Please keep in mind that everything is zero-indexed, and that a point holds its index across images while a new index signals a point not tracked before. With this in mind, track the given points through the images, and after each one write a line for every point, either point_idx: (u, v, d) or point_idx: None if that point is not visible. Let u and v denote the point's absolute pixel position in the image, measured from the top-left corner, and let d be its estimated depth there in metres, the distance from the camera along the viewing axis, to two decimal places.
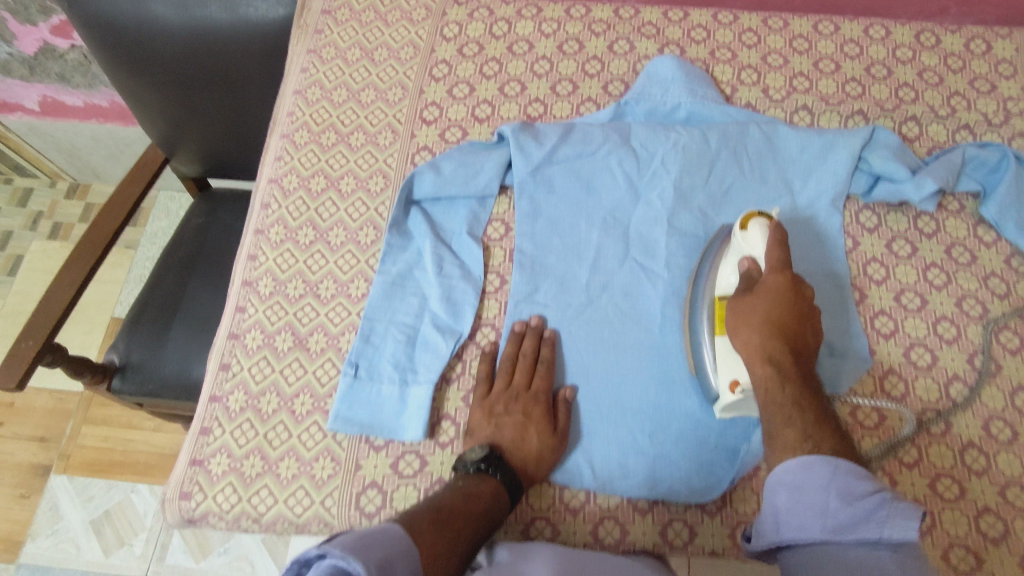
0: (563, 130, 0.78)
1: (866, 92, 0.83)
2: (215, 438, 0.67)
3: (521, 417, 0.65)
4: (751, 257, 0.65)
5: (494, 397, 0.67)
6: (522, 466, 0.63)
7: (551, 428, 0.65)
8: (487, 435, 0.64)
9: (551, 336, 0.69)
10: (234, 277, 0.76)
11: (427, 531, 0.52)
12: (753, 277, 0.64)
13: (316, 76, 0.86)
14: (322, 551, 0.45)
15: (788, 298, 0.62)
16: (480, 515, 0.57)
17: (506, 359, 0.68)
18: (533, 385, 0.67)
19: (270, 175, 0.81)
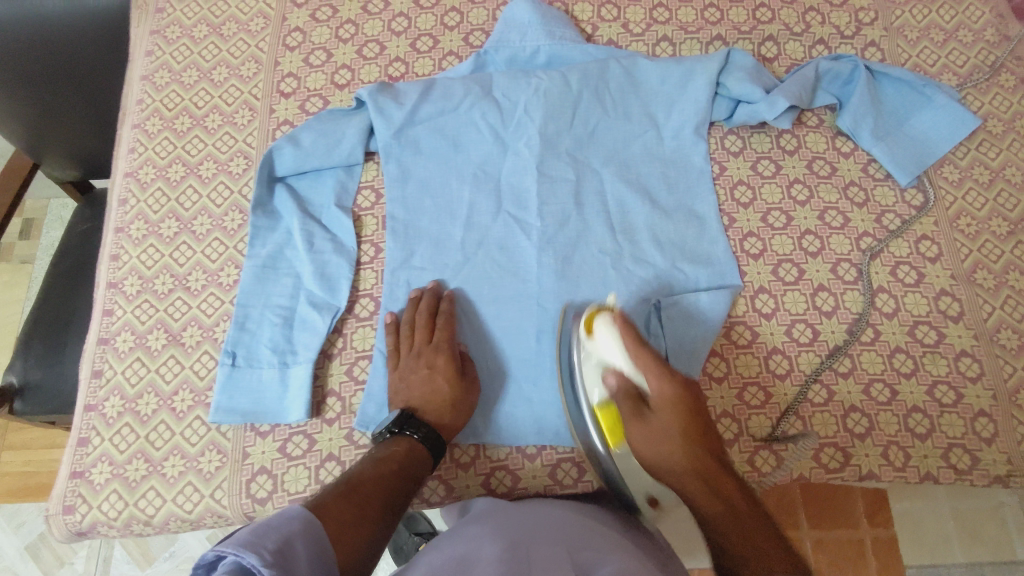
0: (423, 87, 0.76)
1: (725, 16, 0.83)
2: (94, 448, 0.65)
3: (427, 370, 0.64)
4: (614, 368, 0.61)
5: (403, 360, 0.66)
6: (438, 418, 0.63)
7: (458, 377, 0.65)
8: (403, 392, 0.64)
9: (449, 294, 0.69)
10: (98, 280, 0.72)
11: (333, 503, 0.51)
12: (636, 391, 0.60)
13: (162, 58, 0.81)
14: (218, 552, 0.42)
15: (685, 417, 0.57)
16: (395, 476, 0.56)
17: (406, 323, 0.67)
18: (435, 338, 0.66)
19: (124, 169, 0.77)
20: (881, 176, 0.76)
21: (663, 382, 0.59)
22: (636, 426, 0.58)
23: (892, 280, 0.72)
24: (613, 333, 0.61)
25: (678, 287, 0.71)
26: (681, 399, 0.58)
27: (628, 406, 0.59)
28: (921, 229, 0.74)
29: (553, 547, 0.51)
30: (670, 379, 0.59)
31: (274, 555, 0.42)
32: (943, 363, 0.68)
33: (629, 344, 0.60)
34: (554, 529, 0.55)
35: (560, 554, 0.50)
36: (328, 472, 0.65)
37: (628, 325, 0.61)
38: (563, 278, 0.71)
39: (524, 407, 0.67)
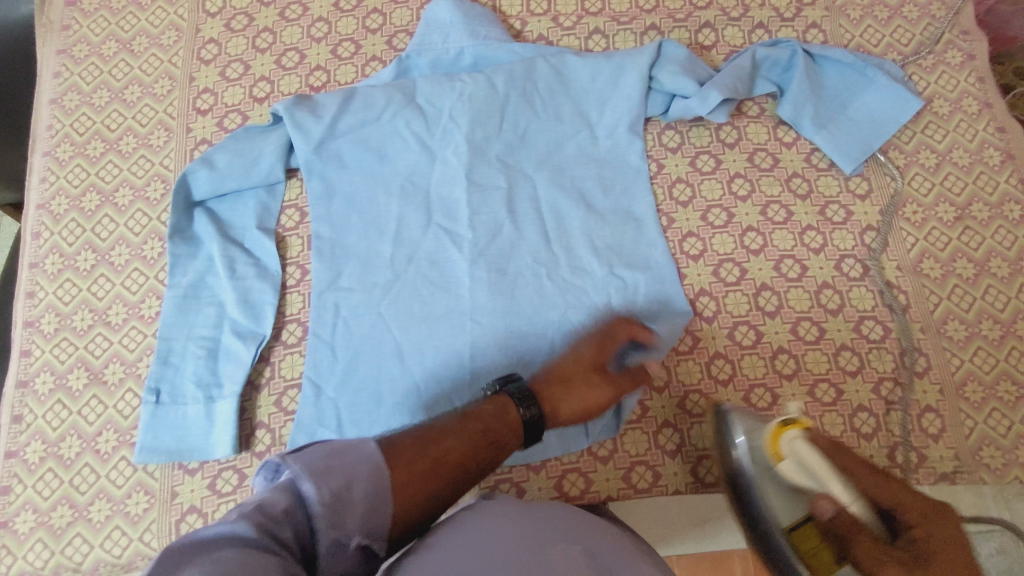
0: (342, 98, 0.73)
1: (659, 3, 0.80)
2: (17, 496, 0.63)
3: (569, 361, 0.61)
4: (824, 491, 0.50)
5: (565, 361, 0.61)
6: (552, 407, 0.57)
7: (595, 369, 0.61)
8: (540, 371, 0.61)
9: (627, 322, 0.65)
10: (16, 319, 0.70)
11: (409, 450, 0.43)
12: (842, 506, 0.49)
13: (71, 80, 0.78)
14: (283, 463, 0.39)
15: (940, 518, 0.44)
16: (478, 438, 0.47)
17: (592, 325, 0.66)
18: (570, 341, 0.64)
19: (37, 201, 0.74)
20: (824, 165, 0.74)
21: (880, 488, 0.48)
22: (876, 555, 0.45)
23: (837, 274, 0.69)
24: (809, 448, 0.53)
25: (616, 295, 0.68)
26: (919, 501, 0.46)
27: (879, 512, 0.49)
28: (866, 220, 0.71)
29: (570, 551, 0.42)
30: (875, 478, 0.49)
31: (331, 496, 0.38)
32: (889, 360, 0.66)
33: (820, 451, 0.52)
34: (568, 524, 0.46)
35: (578, 563, 0.41)
36: None
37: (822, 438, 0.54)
38: (497, 291, 0.69)
39: None
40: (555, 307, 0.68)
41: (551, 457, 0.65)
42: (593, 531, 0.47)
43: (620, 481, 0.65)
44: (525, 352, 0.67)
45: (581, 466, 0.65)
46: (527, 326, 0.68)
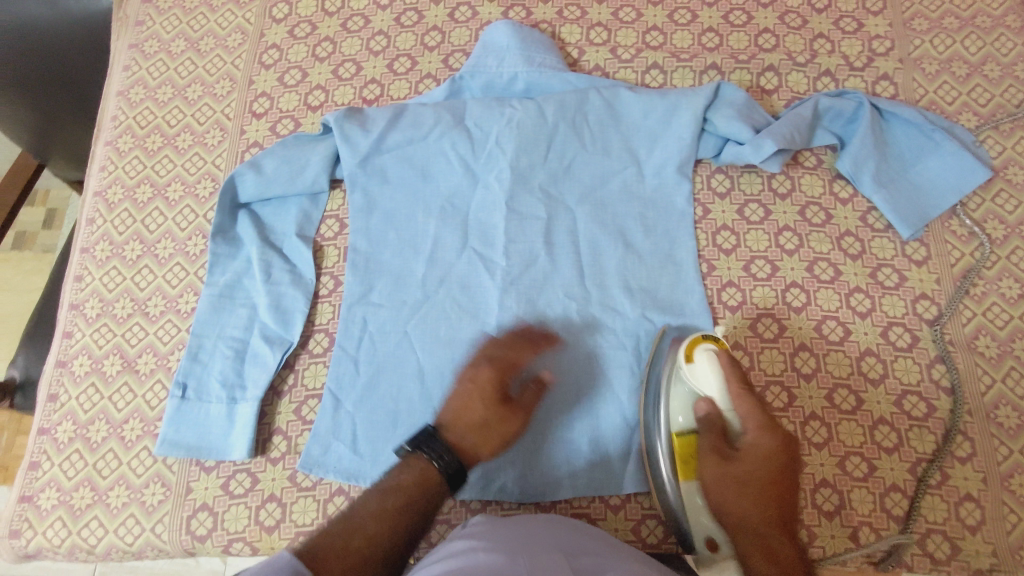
0: (392, 114, 0.73)
1: (723, 42, 0.77)
2: (44, 472, 0.66)
3: (468, 387, 0.62)
4: (706, 396, 0.59)
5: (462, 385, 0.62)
6: (458, 437, 0.59)
7: (497, 400, 0.61)
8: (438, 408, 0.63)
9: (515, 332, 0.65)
10: (63, 300, 0.73)
11: (333, 553, 0.50)
12: (716, 422, 0.58)
13: (139, 73, 0.81)
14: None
15: (774, 466, 0.55)
16: (400, 511, 0.54)
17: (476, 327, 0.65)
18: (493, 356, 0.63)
19: (95, 188, 0.77)
20: (881, 225, 0.70)
21: (757, 432, 0.56)
22: (713, 460, 0.57)
23: (882, 342, 0.66)
24: (714, 363, 0.59)
25: (645, 340, 0.67)
26: (776, 453, 0.55)
27: (712, 441, 0.57)
28: (920, 287, 0.68)
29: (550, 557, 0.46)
30: (752, 406, 0.57)
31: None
32: (931, 440, 0.62)
33: (727, 372, 0.59)
34: (547, 537, 0.50)
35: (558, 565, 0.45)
36: (267, 514, 0.63)
37: (733, 360, 0.60)
38: (524, 322, 0.68)
39: None
40: (582, 345, 0.67)
41: (562, 499, 0.64)
42: (557, 533, 0.51)
43: (630, 533, 0.62)
44: (547, 387, 0.66)
45: (591, 512, 0.63)
46: (552, 361, 0.66)
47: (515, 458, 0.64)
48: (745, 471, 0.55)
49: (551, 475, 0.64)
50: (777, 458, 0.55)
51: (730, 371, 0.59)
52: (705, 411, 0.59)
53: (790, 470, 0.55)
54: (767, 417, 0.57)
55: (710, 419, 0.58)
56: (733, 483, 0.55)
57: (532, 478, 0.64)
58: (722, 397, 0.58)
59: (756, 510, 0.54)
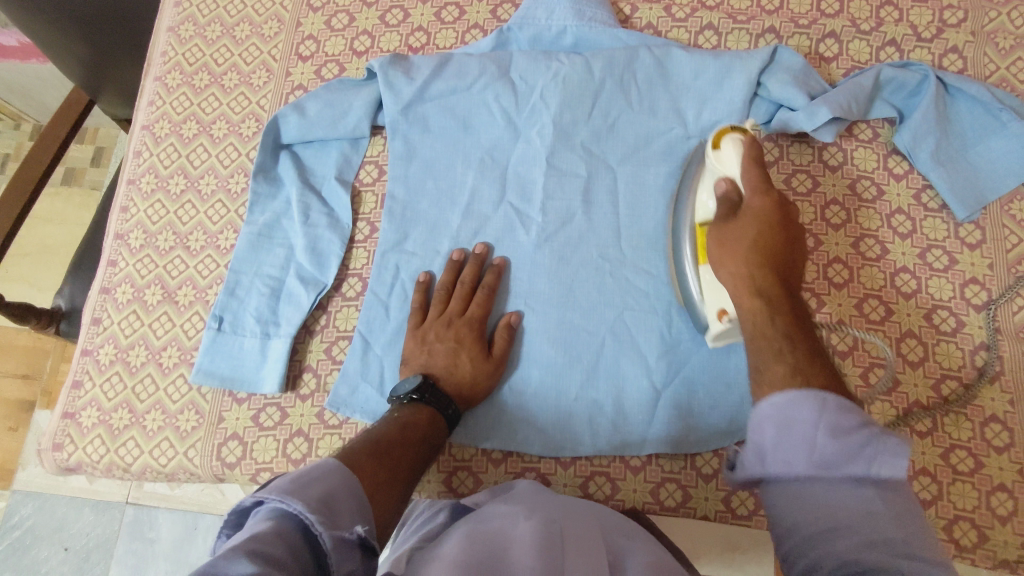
0: (437, 62, 0.72)
1: (783, 5, 0.74)
2: (86, 391, 0.68)
3: (453, 343, 0.64)
4: (727, 177, 0.59)
5: (428, 324, 0.65)
6: (457, 391, 0.62)
7: (482, 352, 0.64)
8: (420, 364, 0.63)
9: (498, 264, 0.68)
10: (109, 230, 0.75)
11: (366, 463, 0.50)
12: (731, 198, 0.58)
13: (189, 10, 0.82)
14: (260, 498, 0.41)
15: (770, 224, 0.55)
16: (421, 442, 0.56)
17: (441, 286, 0.67)
18: (468, 311, 0.65)
19: (143, 121, 0.79)
20: (935, 205, 0.67)
21: (751, 192, 0.57)
22: (718, 226, 0.58)
23: (925, 325, 0.64)
24: (738, 147, 0.59)
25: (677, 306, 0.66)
26: (770, 210, 0.56)
27: (722, 211, 0.58)
28: (970, 271, 0.65)
29: (588, 533, 0.48)
30: (763, 193, 0.56)
31: (317, 504, 0.41)
32: (968, 428, 0.61)
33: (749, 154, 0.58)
34: (587, 517, 0.52)
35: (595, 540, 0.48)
36: (295, 448, 0.65)
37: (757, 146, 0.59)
38: (557, 280, 0.68)
39: (496, 410, 0.65)
40: (613, 306, 0.66)
41: (582, 456, 0.64)
42: (583, 508, 0.54)
43: (649, 494, 0.63)
44: (574, 345, 0.66)
45: (610, 472, 0.64)
46: (581, 319, 0.66)
47: (538, 413, 0.65)
48: (757, 234, 0.55)
49: (573, 431, 0.64)
50: (775, 221, 0.55)
51: (751, 154, 0.58)
52: (723, 188, 0.59)
53: (788, 223, 0.56)
54: (767, 181, 0.57)
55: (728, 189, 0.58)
56: (736, 241, 0.56)
57: (554, 433, 0.64)
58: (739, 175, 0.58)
59: (752, 298, 0.53)
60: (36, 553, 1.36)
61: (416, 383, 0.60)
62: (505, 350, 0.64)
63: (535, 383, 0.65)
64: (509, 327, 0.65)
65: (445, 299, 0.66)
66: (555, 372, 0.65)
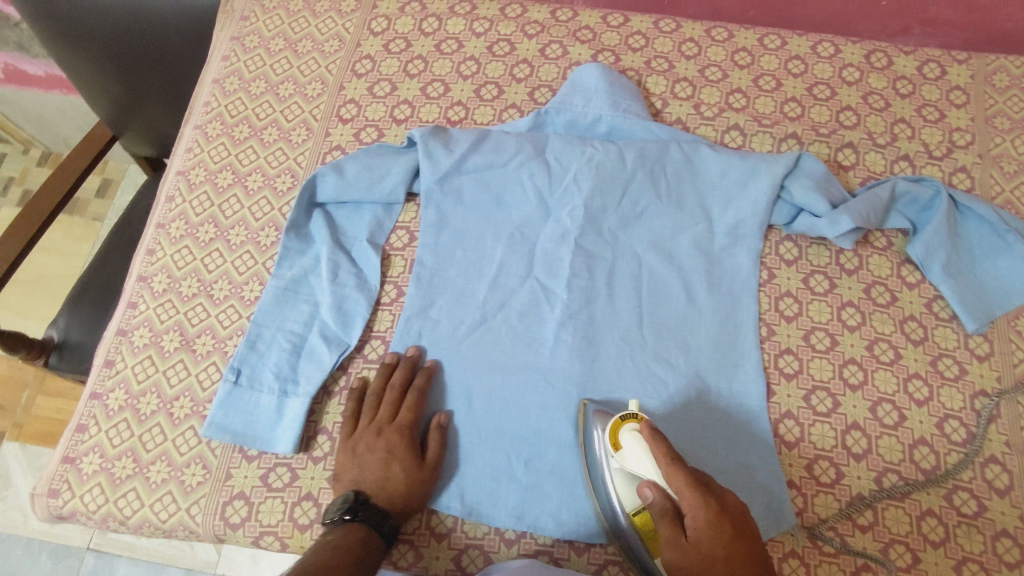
0: (475, 137, 0.75)
1: (805, 114, 0.79)
2: (90, 436, 0.67)
3: (383, 454, 0.62)
4: (651, 480, 0.53)
5: (358, 434, 0.64)
6: (391, 504, 0.60)
7: (417, 459, 0.62)
8: (352, 478, 0.61)
9: (431, 366, 0.68)
10: (132, 271, 0.75)
11: None
12: (665, 508, 0.51)
13: (236, 64, 0.83)
14: None
15: (724, 543, 0.48)
16: (354, 563, 0.54)
17: (372, 392, 0.66)
18: (398, 417, 0.64)
19: (179, 167, 0.79)
20: (946, 315, 0.70)
21: (693, 508, 0.49)
22: (670, 551, 0.49)
23: (936, 433, 0.65)
24: None
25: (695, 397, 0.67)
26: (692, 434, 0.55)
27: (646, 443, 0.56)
28: (979, 382, 0.67)
29: None
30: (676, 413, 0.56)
31: None
32: (979, 540, 0.61)
33: (658, 454, 0.53)
34: None
35: None
36: (302, 512, 0.63)
37: (656, 433, 0.54)
38: (579, 359, 0.69)
39: (508, 486, 0.64)
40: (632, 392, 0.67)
41: (597, 543, 0.62)
42: None
43: None
44: None
45: (625, 562, 0.62)
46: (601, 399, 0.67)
47: (551, 491, 0.63)
48: (715, 554, 0.48)
49: (588, 515, 0.62)
50: (728, 531, 0.48)
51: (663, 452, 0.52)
52: (643, 428, 0.56)
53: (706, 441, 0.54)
54: (694, 479, 0.50)
55: (659, 502, 0.51)
56: (676, 480, 0.53)
57: (567, 515, 0.63)
58: (664, 481, 0.52)
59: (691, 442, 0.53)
60: None
61: (342, 501, 0.58)
62: (439, 454, 0.63)
63: (552, 460, 0.64)
64: (440, 430, 0.64)
65: (375, 405, 0.65)
66: (573, 450, 0.65)
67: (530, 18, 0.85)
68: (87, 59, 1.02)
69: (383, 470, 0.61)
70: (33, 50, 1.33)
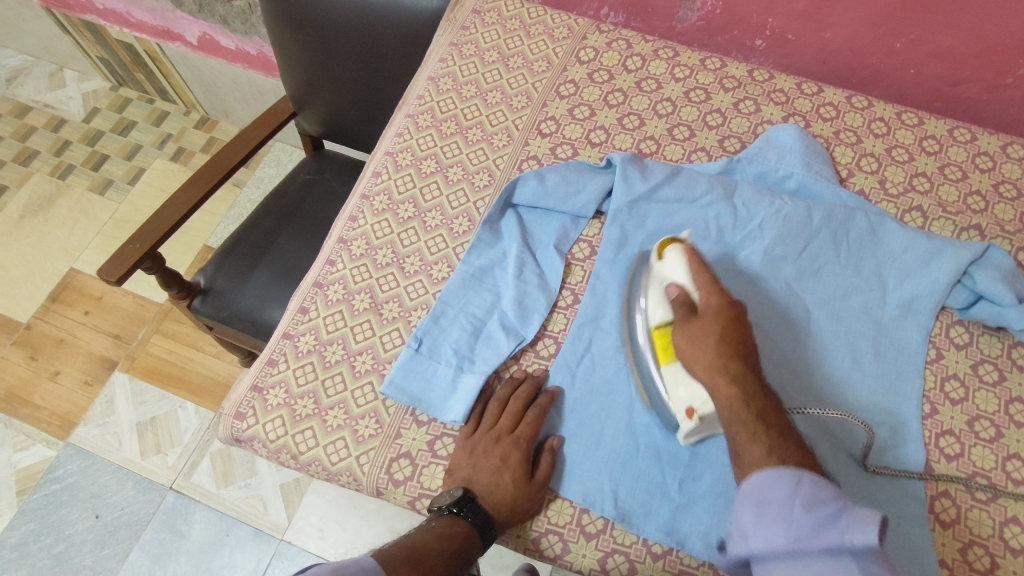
0: (670, 171, 0.79)
1: (988, 208, 0.81)
2: (278, 371, 0.72)
3: (498, 461, 0.64)
4: (678, 285, 0.68)
5: (478, 436, 0.67)
6: (496, 510, 0.62)
7: (528, 474, 0.64)
8: (465, 476, 0.65)
9: (552, 391, 0.69)
10: (333, 232, 0.81)
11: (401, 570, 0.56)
12: (687, 301, 0.67)
13: (452, 68, 0.91)
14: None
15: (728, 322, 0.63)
16: (451, 557, 0.60)
17: (497, 400, 0.69)
18: (518, 430, 0.66)
19: (387, 148, 0.86)
20: None
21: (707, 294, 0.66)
22: (680, 325, 0.65)
23: None
24: (681, 257, 0.70)
25: (853, 458, 0.68)
26: (723, 309, 0.64)
27: (680, 312, 0.66)
28: None
29: None
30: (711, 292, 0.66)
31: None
32: None
33: (692, 265, 0.68)
34: None
35: None
36: None
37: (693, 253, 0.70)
38: None
39: (662, 501, 0.65)
40: None
41: None
42: None
43: None
44: None
45: None
46: None
47: (704, 514, 0.64)
48: (720, 332, 0.63)
49: None
50: (730, 319, 0.64)
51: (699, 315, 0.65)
52: (675, 294, 0.67)
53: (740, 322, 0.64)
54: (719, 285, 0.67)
55: (682, 297, 0.67)
56: (701, 338, 0.63)
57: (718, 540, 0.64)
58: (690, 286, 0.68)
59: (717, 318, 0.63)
60: (66, 513, 1.41)
61: (454, 495, 0.63)
62: (548, 473, 0.65)
63: (707, 485, 0.66)
64: (553, 452, 0.66)
65: (497, 413, 0.68)
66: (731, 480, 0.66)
67: (727, 73, 0.90)
68: (301, 41, 1.12)
69: (494, 477, 0.64)
70: (232, 25, 1.45)
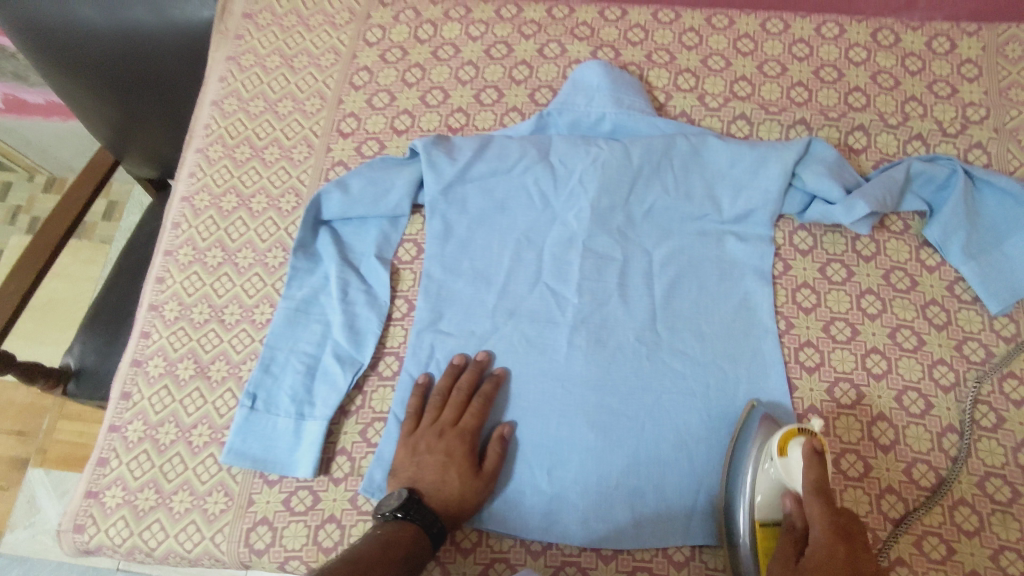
0: (478, 144, 0.74)
1: (812, 98, 0.77)
2: (111, 469, 0.67)
3: (442, 457, 0.61)
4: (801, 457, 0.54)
5: (419, 433, 0.63)
6: (443, 506, 0.59)
7: (472, 466, 0.61)
8: (408, 476, 0.61)
9: (498, 375, 0.66)
10: (143, 300, 0.75)
11: None
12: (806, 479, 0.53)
13: (233, 85, 0.83)
14: None
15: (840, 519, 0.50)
16: (403, 562, 0.53)
17: (438, 393, 0.65)
18: (462, 422, 0.63)
19: (183, 192, 0.79)
20: (967, 297, 0.68)
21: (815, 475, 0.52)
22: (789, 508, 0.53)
23: (965, 419, 0.64)
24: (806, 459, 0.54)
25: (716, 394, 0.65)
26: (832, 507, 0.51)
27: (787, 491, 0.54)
28: (1008, 364, 0.66)
29: None
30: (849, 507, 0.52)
31: None
32: (1015, 528, 0.60)
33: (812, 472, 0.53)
34: None
35: None
36: (327, 534, 0.63)
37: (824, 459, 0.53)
38: (594, 362, 0.67)
39: (532, 497, 0.63)
40: (650, 392, 0.65)
41: (625, 550, 0.62)
42: None
43: None
44: (613, 432, 0.64)
45: (653, 567, 0.61)
46: (618, 404, 0.65)
47: (578, 501, 0.62)
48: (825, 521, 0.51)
49: (614, 522, 0.62)
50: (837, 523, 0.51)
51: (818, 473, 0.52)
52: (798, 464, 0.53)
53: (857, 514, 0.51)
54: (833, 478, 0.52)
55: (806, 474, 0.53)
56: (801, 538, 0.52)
57: (594, 522, 0.62)
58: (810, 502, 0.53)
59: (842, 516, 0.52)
60: None
61: (401, 495, 0.58)
62: (496, 464, 0.62)
63: (575, 468, 0.63)
64: (502, 438, 0.63)
65: (434, 412, 0.64)
66: (595, 457, 0.64)
67: (526, 18, 0.84)
68: (86, 88, 1.01)
69: (437, 472, 0.60)
70: (30, 77, 1.33)
